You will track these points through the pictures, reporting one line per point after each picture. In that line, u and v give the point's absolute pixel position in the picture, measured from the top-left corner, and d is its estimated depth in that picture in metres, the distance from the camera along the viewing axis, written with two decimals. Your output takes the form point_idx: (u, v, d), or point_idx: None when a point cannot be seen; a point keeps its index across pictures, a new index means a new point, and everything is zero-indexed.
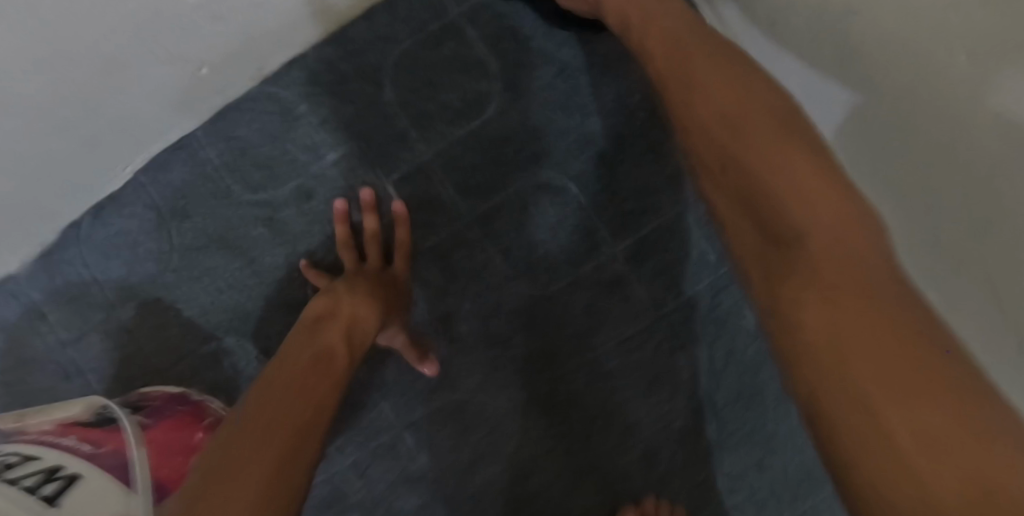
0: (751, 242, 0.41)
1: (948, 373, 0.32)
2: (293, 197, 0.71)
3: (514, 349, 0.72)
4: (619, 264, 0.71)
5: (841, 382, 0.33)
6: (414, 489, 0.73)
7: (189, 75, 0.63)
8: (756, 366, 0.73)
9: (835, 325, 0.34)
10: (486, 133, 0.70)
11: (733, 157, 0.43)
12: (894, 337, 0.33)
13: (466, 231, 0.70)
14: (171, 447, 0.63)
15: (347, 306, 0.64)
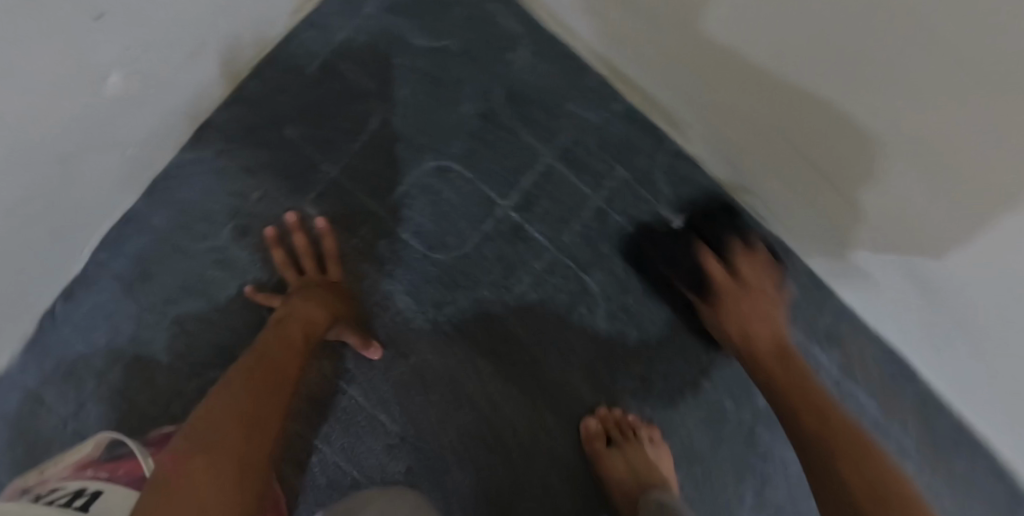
0: (739, 333, 0.75)
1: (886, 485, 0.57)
2: (233, 235, 0.83)
3: (450, 311, 0.84)
4: (513, 214, 0.84)
5: (825, 484, 0.60)
6: (400, 454, 0.84)
7: (119, 157, 0.74)
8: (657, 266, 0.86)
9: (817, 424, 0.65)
10: (379, 140, 0.83)
11: (740, 316, 0.75)
12: (830, 444, 0.62)
13: (383, 223, 0.84)
14: None
15: (300, 303, 0.77)
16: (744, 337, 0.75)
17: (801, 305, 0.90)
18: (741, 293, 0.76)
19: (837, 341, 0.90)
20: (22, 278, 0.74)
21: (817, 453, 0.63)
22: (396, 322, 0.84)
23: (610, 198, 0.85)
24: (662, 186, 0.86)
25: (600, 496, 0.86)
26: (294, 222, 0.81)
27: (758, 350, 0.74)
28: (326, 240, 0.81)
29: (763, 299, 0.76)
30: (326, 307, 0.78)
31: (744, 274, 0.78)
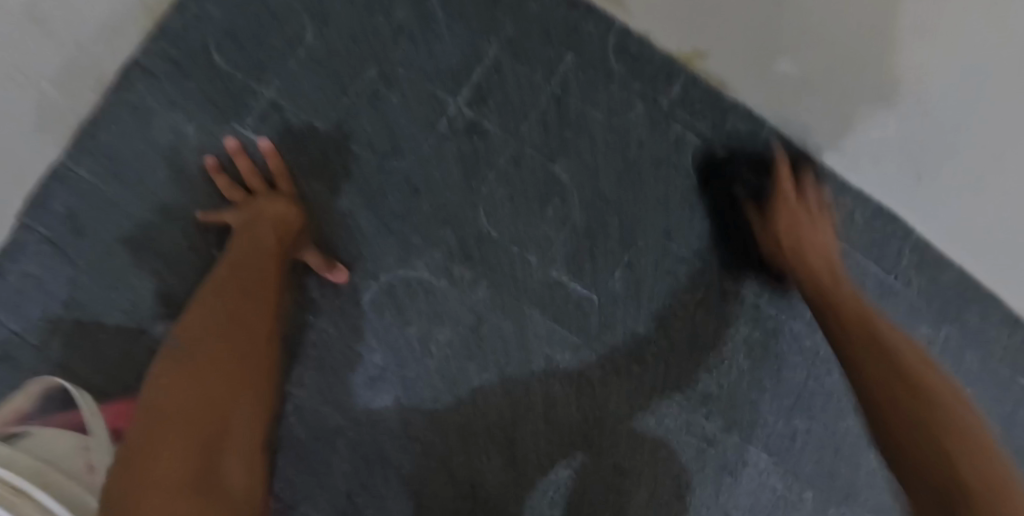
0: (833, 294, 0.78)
1: (939, 411, 0.67)
2: (171, 175, 0.77)
3: (417, 218, 0.79)
4: (466, 111, 0.80)
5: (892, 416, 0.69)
6: (384, 386, 0.78)
7: (34, 92, 0.70)
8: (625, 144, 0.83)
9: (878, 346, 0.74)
10: (315, 55, 0.79)
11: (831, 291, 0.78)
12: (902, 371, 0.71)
13: (330, 140, 0.79)
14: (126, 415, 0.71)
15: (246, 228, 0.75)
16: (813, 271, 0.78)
17: (781, 169, 0.86)
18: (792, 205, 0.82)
19: (820, 200, 0.88)
20: None
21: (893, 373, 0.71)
22: (360, 240, 0.78)
23: (564, 83, 0.82)
24: (615, 65, 0.83)
25: (610, 399, 0.82)
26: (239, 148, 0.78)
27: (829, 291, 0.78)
28: (274, 159, 0.77)
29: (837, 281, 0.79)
30: (286, 219, 0.76)
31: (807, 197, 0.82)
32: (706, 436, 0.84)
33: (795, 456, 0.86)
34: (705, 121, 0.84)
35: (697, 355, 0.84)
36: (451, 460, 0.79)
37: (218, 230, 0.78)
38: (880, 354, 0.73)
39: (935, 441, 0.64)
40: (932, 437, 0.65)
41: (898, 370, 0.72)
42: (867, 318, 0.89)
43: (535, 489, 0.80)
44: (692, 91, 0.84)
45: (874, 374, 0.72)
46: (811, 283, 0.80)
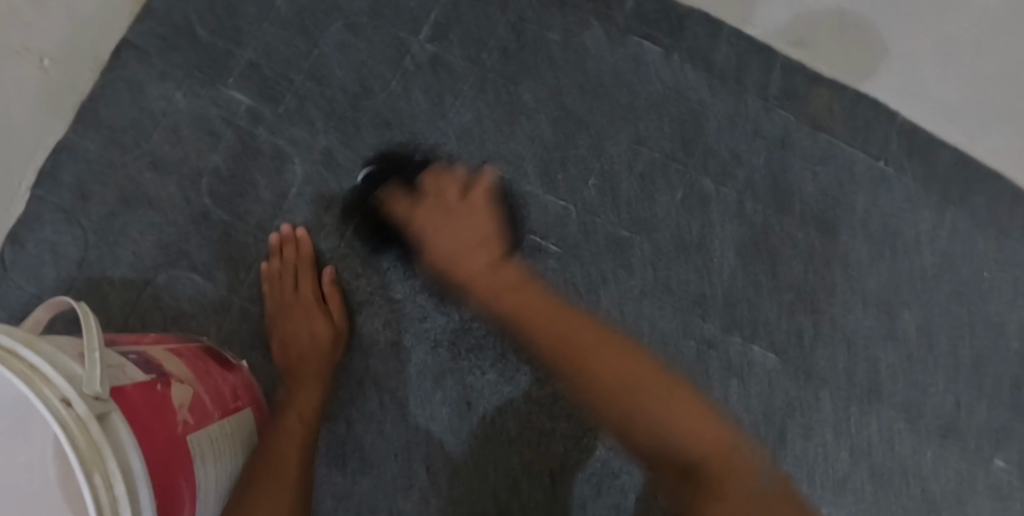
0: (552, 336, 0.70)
1: (665, 408, 0.63)
2: (164, 137, 0.84)
3: (391, 149, 0.83)
4: (429, 46, 0.84)
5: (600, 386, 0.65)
6: (375, 312, 0.80)
7: (37, 68, 0.76)
8: (585, 59, 0.85)
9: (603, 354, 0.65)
10: (285, 16, 0.85)
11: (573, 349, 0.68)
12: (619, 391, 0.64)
13: (304, 88, 0.84)
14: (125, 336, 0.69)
15: (286, 321, 0.77)
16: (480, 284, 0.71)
17: (747, 67, 0.87)
18: (436, 209, 0.76)
19: (795, 94, 0.87)
20: None
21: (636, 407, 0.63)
22: (339, 176, 0.83)
23: (520, 10, 0.86)
24: None
25: (600, 305, 0.81)
26: (279, 241, 0.80)
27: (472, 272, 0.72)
28: (307, 247, 0.80)
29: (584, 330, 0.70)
30: (320, 338, 0.77)
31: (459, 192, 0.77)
32: (705, 338, 0.82)
33: (800, 353, 0.84)
34: (662, 30, 0.87)
35: (684, 257, 0.83)
36: (445, 378, 0.79)
37: (208, 181, 0.82)
38: (566, 322, 0.70)
39: (701, 437, 0.61)
40: (666, 399, 0.63)
41: (637, 380, 0.65)
42: (861, 208, 0.87)
43: (533, 403, 0.79)
44: (645, 4, 0.87)
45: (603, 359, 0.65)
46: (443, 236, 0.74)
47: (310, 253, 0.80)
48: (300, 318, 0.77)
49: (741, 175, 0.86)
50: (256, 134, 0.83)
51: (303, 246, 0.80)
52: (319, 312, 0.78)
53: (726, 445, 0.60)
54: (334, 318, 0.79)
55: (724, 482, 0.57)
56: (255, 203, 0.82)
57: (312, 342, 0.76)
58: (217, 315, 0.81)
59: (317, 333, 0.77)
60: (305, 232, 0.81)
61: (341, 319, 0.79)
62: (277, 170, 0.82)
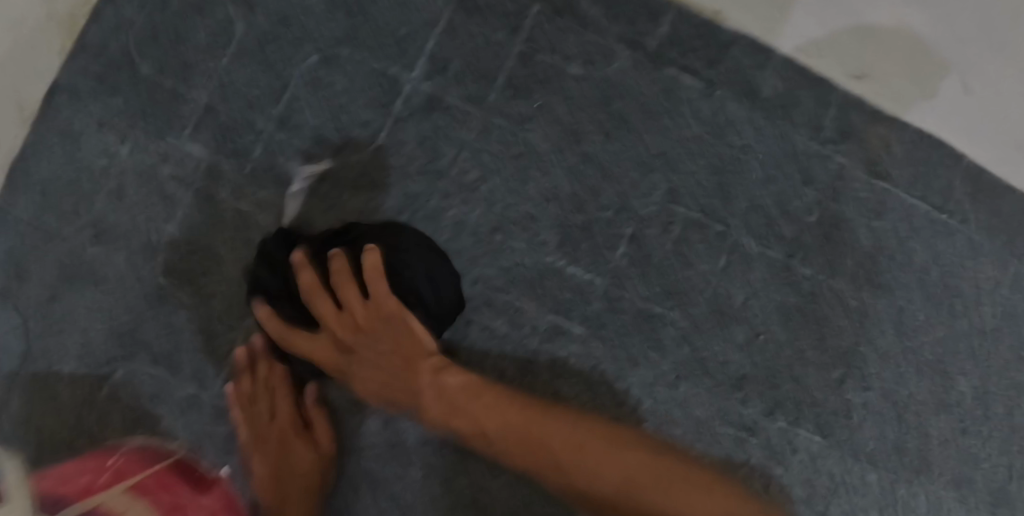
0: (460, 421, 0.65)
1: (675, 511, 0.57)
2: (109, 201, 0.70)
3: (380, 212, 0.69)
4: (423, 86, 0.70)
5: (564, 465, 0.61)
6: (368, 409, 0.69)
7: None
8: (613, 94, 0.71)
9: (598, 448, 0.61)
10: (245, 48, 0.70)
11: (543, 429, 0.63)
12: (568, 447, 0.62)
13: (272, 138, 0.69)
14: (79, 470, 0.61)
15: (264, 450, 0.67)
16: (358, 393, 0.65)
17: (801, 100, 0.74)
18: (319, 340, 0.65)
19: (852, 132, 0.74)
20: None
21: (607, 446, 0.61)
22: (315, 246, 0.69)
23: (531, 38, 0.71)
24: (587, 10, 0.72)
25: (625, 391, 0.71)
26: (248, 356, 0.67)
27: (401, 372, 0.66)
28: (282, 362, 0.68)
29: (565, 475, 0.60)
30: (303, 473, 0.66)
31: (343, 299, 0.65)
32: (743, 424, 0.73)
33: (850, 432, 0.75)
34: (701, 58, 0.73)
35: (721, 330, 0.73)
36: (455, 483, 0.70)
37: (164, 256, 0.69)
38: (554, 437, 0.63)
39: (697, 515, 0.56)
40: (682, 464, 0.61)
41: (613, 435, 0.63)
42: (921, 263, 0.76)
43: (552, 505, 0.70)
44: (679, 27, 0.73)
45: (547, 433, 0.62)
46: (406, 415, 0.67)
47: (289, 366, 0.68)
48: (282, 448, 0.67)
49: (790, 233, 0.74)
50: (216, 197, 0.69)
51: (278, 357, 0.68)
52: (303, 435, 0.68)
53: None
54: (320, 444, 0.67)
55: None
56: (220, 281, 0.69)
57: (297, 479, 0.66)
58: (184, 416, 0.69)
59: (300, 468, 0.66)
60: None
61: (328, 444, 0.67)
62: (244, 241, 0.69)
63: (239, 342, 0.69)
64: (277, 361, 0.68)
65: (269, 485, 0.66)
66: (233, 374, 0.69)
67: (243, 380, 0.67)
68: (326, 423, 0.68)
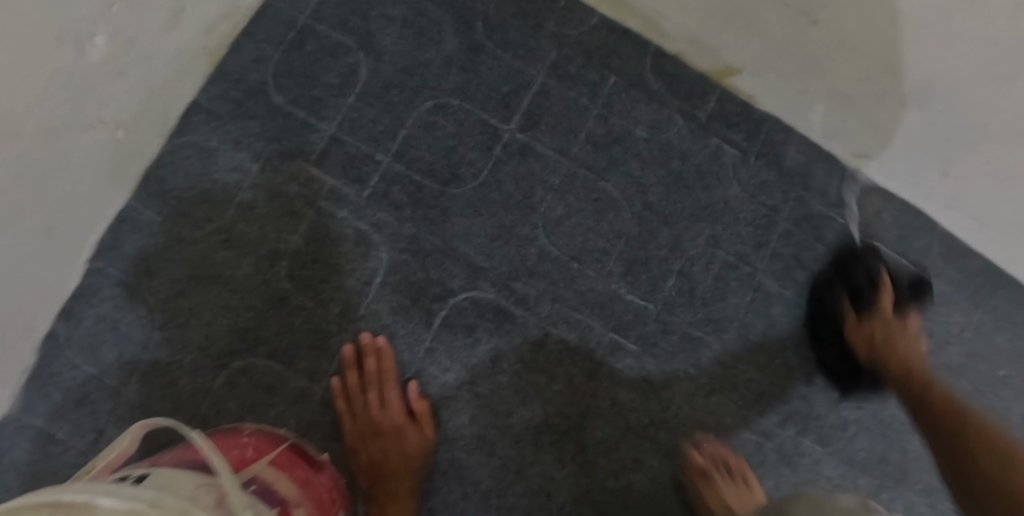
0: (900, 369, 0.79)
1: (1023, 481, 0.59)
2: (239, 212, 0.79)
3: (479, 238, 0.81)
4: (520, 135, 0.83)
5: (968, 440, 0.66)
6: (458, 406, 0.80)
7: (108, 138, 0.71)
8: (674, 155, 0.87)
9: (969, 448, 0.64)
10: (370, 91, 0.82)
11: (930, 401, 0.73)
12: (954, 436, 0.67)
13: (390, 169, 0.81)
14: (229, 442, 0.73)
15: (373, 435, 0.77)
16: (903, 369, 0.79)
17: (813, 171, 0.92)
18: (893, 326, 0.83)
19: (850, 200, 0.93)
20: (22, 275, 0.67)
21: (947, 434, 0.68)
22: (422, 263, 0.80)
23: (607, 103, 0.86)
24: (653, 85, 0.88)
25: (670, 400, 0.85)
26: (354, 356, 0.79)
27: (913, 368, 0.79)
28: (386, 361, 0.78)
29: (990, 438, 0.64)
30: (409, 454, 0.77)
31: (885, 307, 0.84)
32: (762, 428, 0.88)
33: (844, 442, 0.91)
34: (740, 132, 0.90)
35: (748, 354, 0.88)
36: (528, 470, 0.81)
37: (287, 263, 0.79)
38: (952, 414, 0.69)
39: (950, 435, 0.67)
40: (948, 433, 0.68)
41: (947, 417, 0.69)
42: None
43: (608, 493, 0.82)
44: (723, 106, 0.90)
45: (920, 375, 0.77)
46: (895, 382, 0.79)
47: (393, 363, 0.79)
48: (389, 433, 0.77)
49: (802, 277, 0.90)
50: (338, 215, 0.80)
51: (385, 356, 0.78)
52: (407, 423, 0.78)
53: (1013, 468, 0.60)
54: (422, 430, 0.78)
55: (1003, 454, 0.62)
56: (337, 289, 0.79)
57: (404, 461, 0.77)
58: (295, 406, 0.78)
59: (406, 451, 0.77)
60: (387, 340, 0.79)
61: (429, 430, 0.78)
62: (360, 254, 0.80)
63: (348, 341, 0.79)
64: (385, 358, 0.78)
65: (378, 465, 0.77)
66: (340, 370, 0.79)
67: (355, 375, 0.78)
68: (427, 411, 0.79)
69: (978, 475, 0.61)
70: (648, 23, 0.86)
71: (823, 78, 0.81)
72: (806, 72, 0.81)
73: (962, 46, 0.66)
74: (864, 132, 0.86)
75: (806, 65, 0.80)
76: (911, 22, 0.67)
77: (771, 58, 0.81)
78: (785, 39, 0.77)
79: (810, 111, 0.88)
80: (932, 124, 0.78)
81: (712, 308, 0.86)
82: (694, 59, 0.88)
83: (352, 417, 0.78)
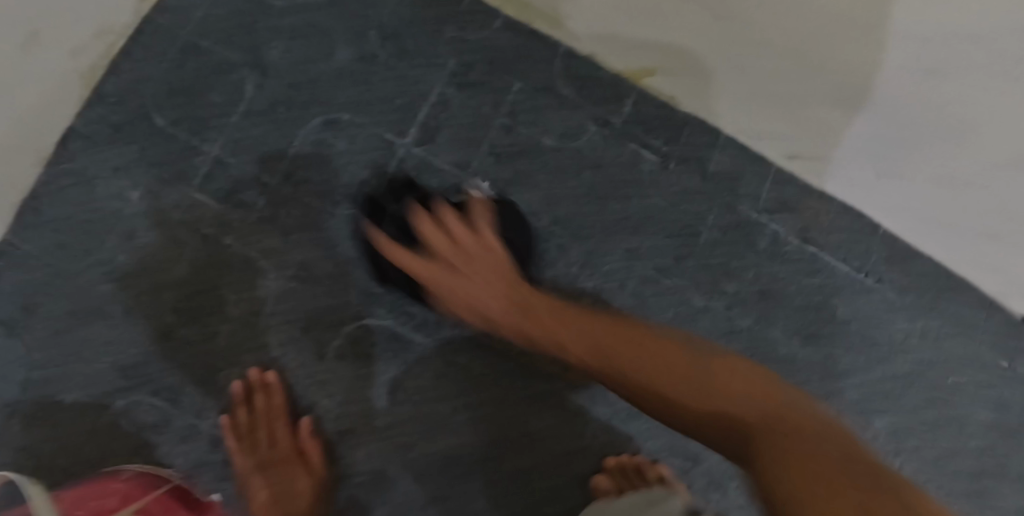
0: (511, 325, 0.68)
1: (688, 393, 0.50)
2: (120, 242, 0.75)
3: (373, 261, 0.77)
4: (415, 150, 0.79)
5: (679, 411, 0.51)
6: (355, 439, 0.76)
7: None
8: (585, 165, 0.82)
9: (685, 380, 0.51)
10: (256, 109, 0.78)
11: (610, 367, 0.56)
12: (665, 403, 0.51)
13: (278, 192, 0.77)
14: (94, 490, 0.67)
15: (262, 477, 0.73)
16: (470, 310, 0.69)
17: (744, 174, 0.86)
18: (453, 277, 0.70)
19: (784, 204, 0.87)
20: None
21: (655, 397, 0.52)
22: (314, 291, 0.76)
23: (512, 111, 0.81)
24: (563, 89, 0.82)
25: (587, 425, 0.79)
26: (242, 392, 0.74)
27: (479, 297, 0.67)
28: (276, 397, 0.74)
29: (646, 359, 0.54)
30: (300, 496, 0.72)
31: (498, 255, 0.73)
32: (691, 454, 0.81)
33: None
34: (660, 135, 0.84)
35: None
36: (433, 505, 0.76)
37: (170, 295, 0.75)
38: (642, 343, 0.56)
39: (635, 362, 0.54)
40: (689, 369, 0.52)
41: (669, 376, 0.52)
42: (844, 317, 0.89)
43: None
44: (641, 108, 0.84)
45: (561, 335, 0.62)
46: (417, 253, 0.70)
47: (285, 399, 0.75)
48: (279, 475, 0.73)
49: (731, 289, 0.85)
50: (225, 242, 0.76)
51: (274, 392, 0.74)
52: (298, 464, 0.73)
53: (761, 383, 0.48)
54: (314, 471, 0.73)
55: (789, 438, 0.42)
56: (224, 320, 0.75)
57: (296, 505, 0.72)
58: (183, 444, 0.74)
59: (296, 493, 0.72)
60: (277, 374, 0.75)
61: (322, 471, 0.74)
62: (247, 283, 0.75)
63: (236, 375, 0.75)
64: (274, 395, 0.74)
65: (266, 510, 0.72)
66: (228, 405, 0.74)
67: (242, 413, 0.73)
68: (320, 452, 0.74)
69: (768, 455, 0.41)
70: (555, 23, 0.80)
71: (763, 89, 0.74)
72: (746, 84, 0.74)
73: (931, 79, 0.58)
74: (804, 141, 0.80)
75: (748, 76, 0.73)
76: (870, 51, 0.58)
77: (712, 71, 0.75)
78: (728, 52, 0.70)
79: (748, 122, 0.81)
80: (882, 139, 0.72)
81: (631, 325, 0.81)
82: (608, 59, 0.82)
83: (238, 458, 0.73)
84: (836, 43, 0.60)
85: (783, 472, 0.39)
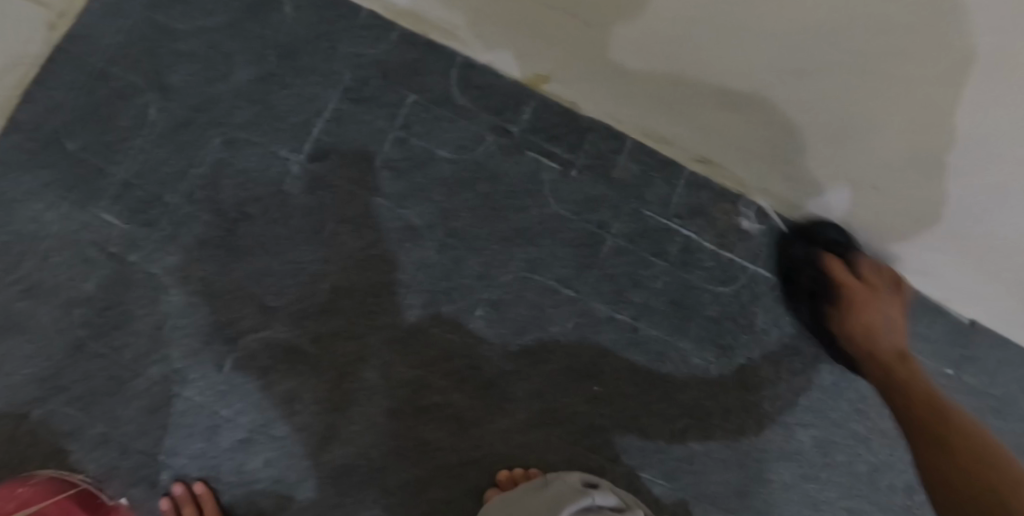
0: (858, 325, 0.79)
1: (997, 474, 0.65)
2: (33, 260, 0.79)
3: (270, 275, 0.79)
4: (311, 166, 0.81)
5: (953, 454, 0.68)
6: (254, 448, 0.78)
7: None
8: (484, 174, 0.82)
9: (942, 442, 0.69)
10: (159, 130, 0.81)
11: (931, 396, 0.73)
12: (945, 418, 0.71)
13: (180, 210, 0.80)
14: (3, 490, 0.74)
15: None
16: (866, 332, 0.78)
17: (652, 180, 0.84)
18: (860, 290, 0.79)
19: (697, 210, 0.84)
20: None
21: (930, 443, 0.70)
22: (213, 305, 0.79)
23: (407, 124, 0.82)
24: (461, 100, 0.82)
25: (484, 436, 0.80)
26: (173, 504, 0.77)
27: (884, 354, 0.78)
28: (206, 504, 0.77)
29: (942, 406, 0.72)
30: None
31: (834, 278, 0.80)
32: (591, 467, 0.81)
33: (692, 477, 0.83)
34: (561, 143, 0.83)
35: (574, 385, 0.81)
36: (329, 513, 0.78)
37: (81, 311, 0.79)
38: (936, 402, 0.72)
39: (919, 382, 0.75)
40: (956, 435, 0.69)
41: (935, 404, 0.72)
42: (764, 326, 0.85)
43: None
44: (542, 115, 0.83)
45: (914, 376, 0.75)
46: (846, 284, 0.80)
47: (214, 509, 0.77)
48: None
49: (638, 299, 0.83)
50: (131, 260, 0.79)
51: (203, 505, 0.77)
52: None
53: (974, 436, 0.69)
54: None
55: (987, 463, 0.66)
56: (130, 334, 0.79)
57: None
58: (93, 451, 0.78)
59: None
60: (207, 487, 0.77)
61: None
62: (151, 298, 0.79)
63: (142, 386, 0.78)
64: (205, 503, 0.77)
65: None
66: (135, 415, 0.78)
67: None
68: None
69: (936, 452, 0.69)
70: (449, 34, 0.80)
71: (772, 105, 0.65)
72: (755, 98, 0.65)
73: (948, 149, 0.56)
74: (790, 152, 0.72)
75: (760, 91, 0.63)
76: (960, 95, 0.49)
77: (670, 97, 0.73)
78: (701, 86, 0.67)
79: (685, 139, 0.80)
80: (890, 172, 0.65)
81: (529, 333, 0.81)
82: (506, 67, 0.81)
83: None
84: (921, 78, 0.50)
85: (944, 461, 0.68)
